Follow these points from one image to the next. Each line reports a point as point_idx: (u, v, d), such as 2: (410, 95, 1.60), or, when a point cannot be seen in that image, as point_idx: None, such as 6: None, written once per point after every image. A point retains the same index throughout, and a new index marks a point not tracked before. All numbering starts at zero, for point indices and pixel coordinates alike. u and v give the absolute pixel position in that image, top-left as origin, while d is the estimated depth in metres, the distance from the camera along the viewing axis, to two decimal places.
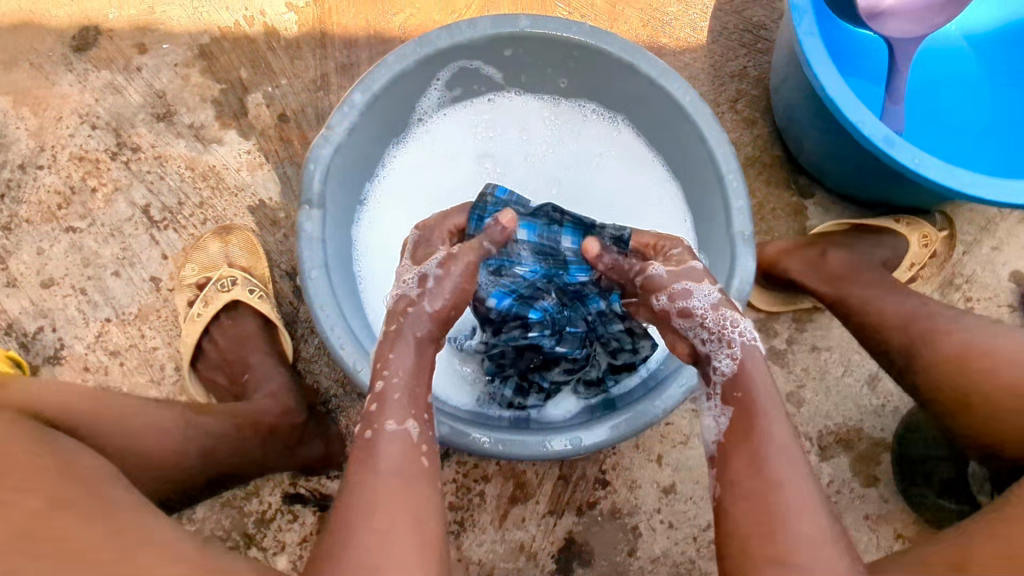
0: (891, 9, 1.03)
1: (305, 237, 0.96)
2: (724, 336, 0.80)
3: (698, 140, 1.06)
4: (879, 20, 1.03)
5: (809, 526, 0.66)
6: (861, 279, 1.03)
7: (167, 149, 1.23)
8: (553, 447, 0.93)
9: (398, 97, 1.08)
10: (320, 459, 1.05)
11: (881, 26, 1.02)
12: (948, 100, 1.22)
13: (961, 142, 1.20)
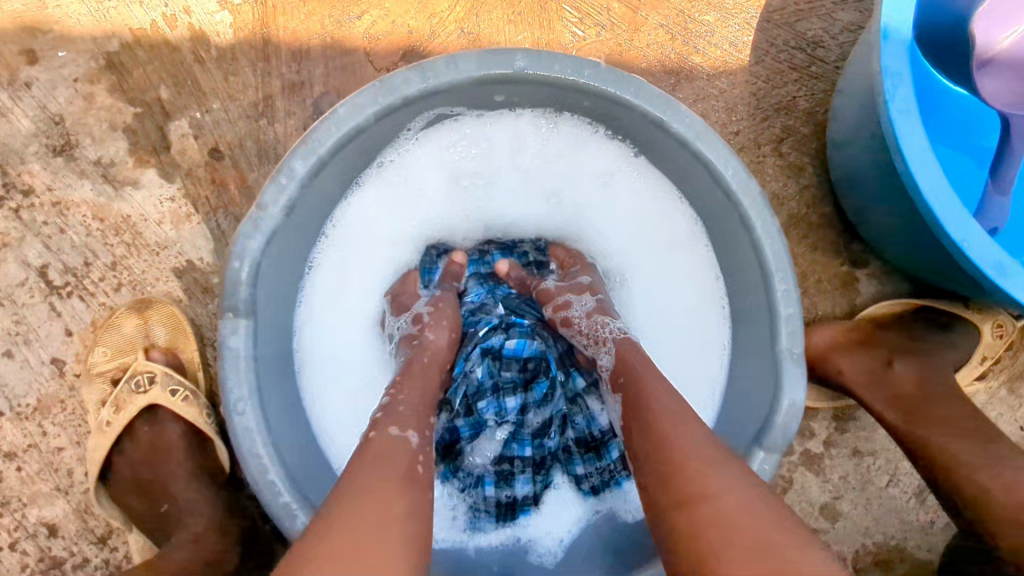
0: (1003, 54, 0.90)
1: (228, 356, 0.74)
2: (598, 335, 0.82)
3: (740, 223, 0.83)
4: (984, 66, 0.91)
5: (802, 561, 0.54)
6: (936, 414, 0.85)
7: (68, 193, 0.98)
8: None
9: (355, 153, 0.83)
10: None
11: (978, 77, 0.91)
12: None
13: None
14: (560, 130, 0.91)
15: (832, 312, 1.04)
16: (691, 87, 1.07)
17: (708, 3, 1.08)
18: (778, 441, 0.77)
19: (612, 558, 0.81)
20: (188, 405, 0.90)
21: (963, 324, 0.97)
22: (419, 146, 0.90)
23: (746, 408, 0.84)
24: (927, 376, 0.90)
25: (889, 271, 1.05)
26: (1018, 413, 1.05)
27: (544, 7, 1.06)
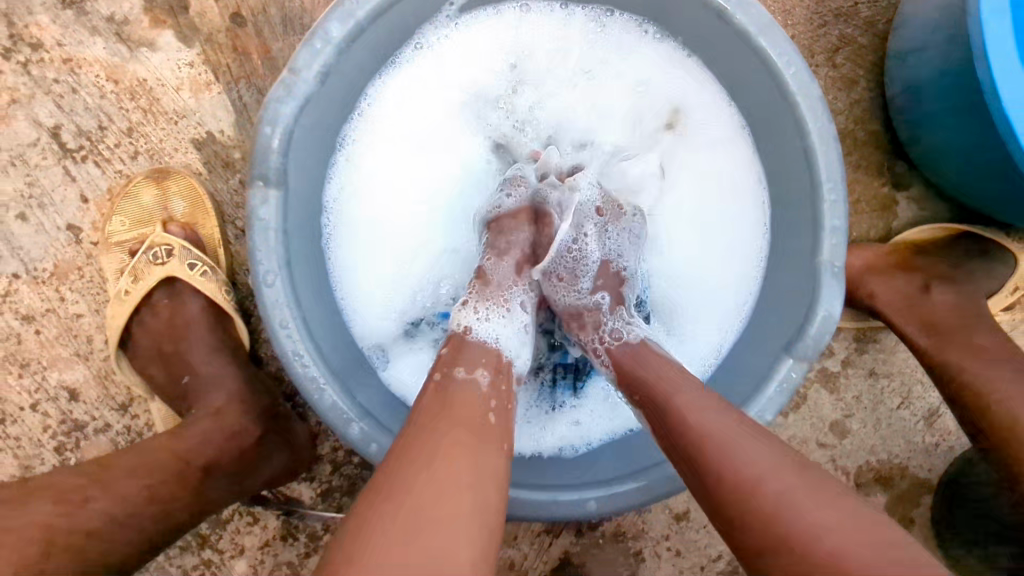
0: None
1: (259, 227, 0.72)
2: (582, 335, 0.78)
3: (792, 129, 0.80)
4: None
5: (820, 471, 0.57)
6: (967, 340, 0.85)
7: (79, 50, 0.92)
8: (592, 506, 0.75)
9: (395, 23, 0.78)
10: (279, 473, 0.89)
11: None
12: None
13: None
14: (607, 27, 0.90)
15: (867, 234, 1.02)
16: None
17: None
18: (810, 351, 0.77)
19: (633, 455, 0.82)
20: (205, 279, 0.90)
21: (1001, 252, 0.95)
22: (463, 31, 0.88)
23: (778, 320, 0.83)
24: (961, 303, 0.90)
25: (929, 195, 1.02)
26: None
27: None
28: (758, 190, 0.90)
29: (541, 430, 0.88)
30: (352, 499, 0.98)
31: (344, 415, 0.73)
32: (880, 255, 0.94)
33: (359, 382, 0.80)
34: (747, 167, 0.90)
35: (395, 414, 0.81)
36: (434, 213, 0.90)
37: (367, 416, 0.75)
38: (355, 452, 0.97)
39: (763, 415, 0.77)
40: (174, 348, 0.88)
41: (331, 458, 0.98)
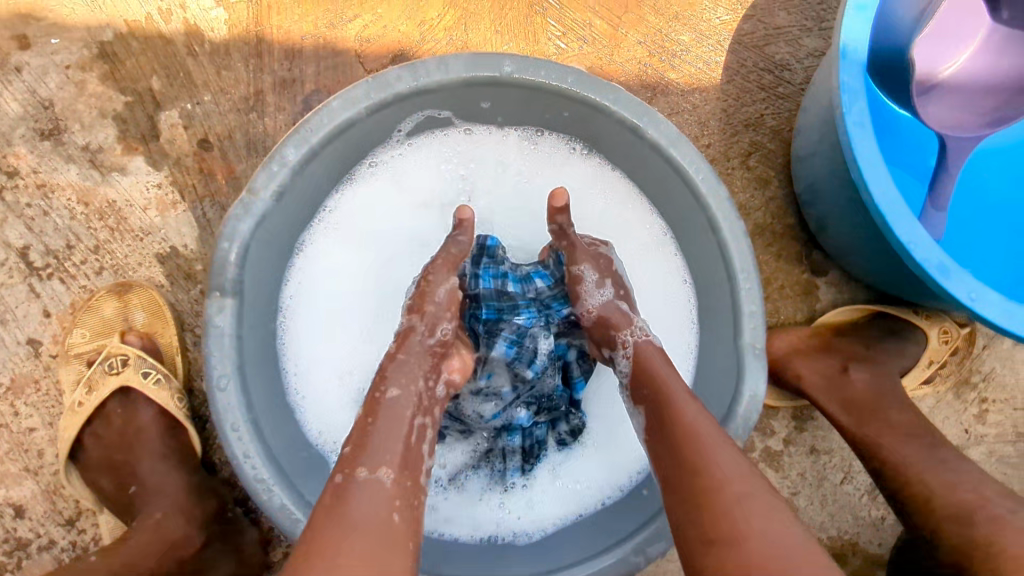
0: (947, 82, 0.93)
1: (214, 334, 0.76)
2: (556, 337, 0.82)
3: (708, 229, 0.89)
4: (929, 90, 0.93)
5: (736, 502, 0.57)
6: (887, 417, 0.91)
7: (54, 176, 0.99)
8: None
9: (345, 148, 0.86)
10: None
11: (925, 104, 0.92)
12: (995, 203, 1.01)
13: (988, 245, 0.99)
14: (541, 142, 0.98)
15: (793, 317, 1.11)
16: (666, 101, 1.14)
17: (684, 23, 1.16)
18: (739, 430, 0.83)
19: (579, 546, 0.84)
20: (157, 387, 0.91)
21: (913, 330, 1.04)
22: (411, 149, 0.96)
23: (710, 401, 0.90)
24: (878, 383, 0.96)
25: (845, 279, 1.12)
26: (963, 417, 1.12)
27: (529, 20, 1.12)
28: (685, 284, 0.97)
29: (499, 514, 0.90)
30: None
31: (294, 517, 0.75)
32: (802, 334, 1.02)
33: (313, 481, 0.83)
34: (675, 263, 0.98)
35: None
36: (384, 314, 0.95)
37: None
38: None
39: None
40: (125, 456, 0.89)
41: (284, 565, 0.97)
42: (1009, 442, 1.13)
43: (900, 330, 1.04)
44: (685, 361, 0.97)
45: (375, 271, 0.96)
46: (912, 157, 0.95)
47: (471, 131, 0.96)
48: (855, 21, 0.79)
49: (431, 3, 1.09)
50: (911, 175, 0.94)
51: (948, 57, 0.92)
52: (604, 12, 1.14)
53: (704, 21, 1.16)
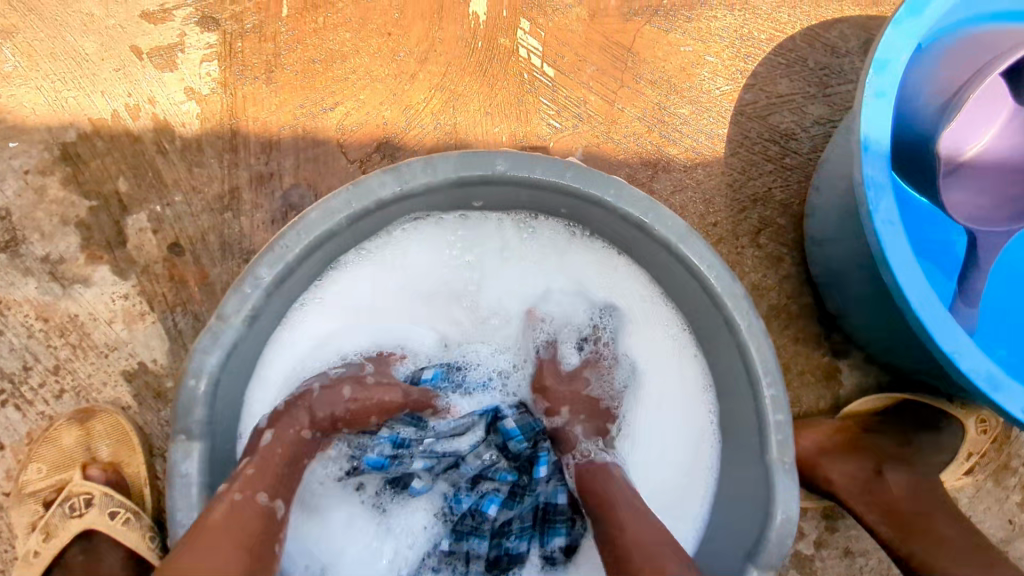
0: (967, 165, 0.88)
1: (180, 485, 0.68)
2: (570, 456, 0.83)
3: (724, 327, 0.82)
4: (954, 172, 0.88)
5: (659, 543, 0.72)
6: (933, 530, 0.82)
7: (10, 292, 0.91)
8: None
9: (325, 258, 0.79)
10: None
11: (950, 186, 0.86)
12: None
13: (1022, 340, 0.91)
14: (538, 226, 0.89)
15: (817, 405, 1.03)
16: (668, 178, 1.08)
17: (683, 96, 1.10)
18: (776, 558, 0.75)
19: None
20: (127, 530, 0.81)
21: (947, 420, 0.96)
22: (396, 242, 0.86)
23: (738, 517, 0.82)
24: (916, 485, 0.88)
25: (869, 361, 1.04)
26: (1006, 506, 1.04)
27: (520, 100, 1.06)
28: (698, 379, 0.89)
29: None
30: None
31: None
32: (827, 428, 0.94)
33: None
34: (688, 356, 0.89)
35: None
36: None
37: None
38: None
39: None
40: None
41: None
42: None
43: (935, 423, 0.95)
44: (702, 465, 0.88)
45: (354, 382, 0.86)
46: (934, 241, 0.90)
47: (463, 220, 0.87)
48: (875, 110, 0.73)
49: (416, 86, 1.03)
50: (936, 269, 0.88)
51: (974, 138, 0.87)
52: (599, 87, 1.08)
53: (704, 92, 1.11)
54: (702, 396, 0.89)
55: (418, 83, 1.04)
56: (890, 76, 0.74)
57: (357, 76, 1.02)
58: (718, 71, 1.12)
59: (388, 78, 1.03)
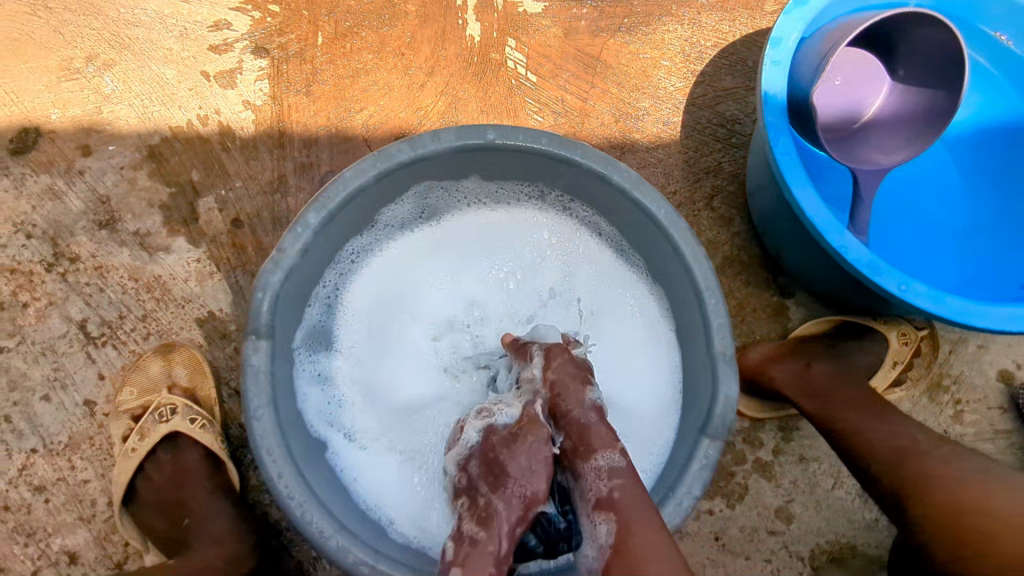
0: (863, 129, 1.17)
1: (250, 371, 0.88)
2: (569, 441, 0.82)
3: (675, 256, 0.99)
4: (852, 137, 1.17)
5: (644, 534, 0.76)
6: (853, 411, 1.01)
7: (108, 259, 1.15)
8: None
9: (356, 210, 1.00)
10: None
11: (846, 148, 1.15)
12: (928, 203, 1.21)
13: (930, 243, 1.19)
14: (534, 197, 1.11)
15: (768, 336, 1.22)
16: (634, 158, 1.31)
17: (643, 92, 1.34)
18: (719, 429, 0.92)
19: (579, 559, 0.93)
20: (204, 432, 1.05)
21: (874, 336, 1.16)
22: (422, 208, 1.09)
23: (693, 408, 0.99)
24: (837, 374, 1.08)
25: (811, 299, 1.24)
26: (941, 418, 1.20)
27: (510, 101, 1.31)
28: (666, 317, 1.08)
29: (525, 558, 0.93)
30: None
31: (321, 530, 0.84)
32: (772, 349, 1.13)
33: (335, 500, 0.91)
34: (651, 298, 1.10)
35: (364, 526, 0.91)
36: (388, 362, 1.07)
37: (342, 531, 0.85)
38: None
39: (691, 491, 0.90)
40: (179, 497, 1.02)
41: None
42: (988, 439, 1.20)
43: (862, 333, 1.17)
44: (667, 392, 1.05)
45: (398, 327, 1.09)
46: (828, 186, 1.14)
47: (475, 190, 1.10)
48: (773, 73, 0.98)
49: (425, 92, 1.29)
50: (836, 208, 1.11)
51: (863, 105, 1.17)
52: (574, 89, 1.33)
53: (661, 89, 1.34)
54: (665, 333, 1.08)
55: (427, 91, 1.29)
56: (784, 50, 0.99)
57: (378, 86, 1.28)
58: (672, 72, 1.35)
59: (403, 88, 1.29)
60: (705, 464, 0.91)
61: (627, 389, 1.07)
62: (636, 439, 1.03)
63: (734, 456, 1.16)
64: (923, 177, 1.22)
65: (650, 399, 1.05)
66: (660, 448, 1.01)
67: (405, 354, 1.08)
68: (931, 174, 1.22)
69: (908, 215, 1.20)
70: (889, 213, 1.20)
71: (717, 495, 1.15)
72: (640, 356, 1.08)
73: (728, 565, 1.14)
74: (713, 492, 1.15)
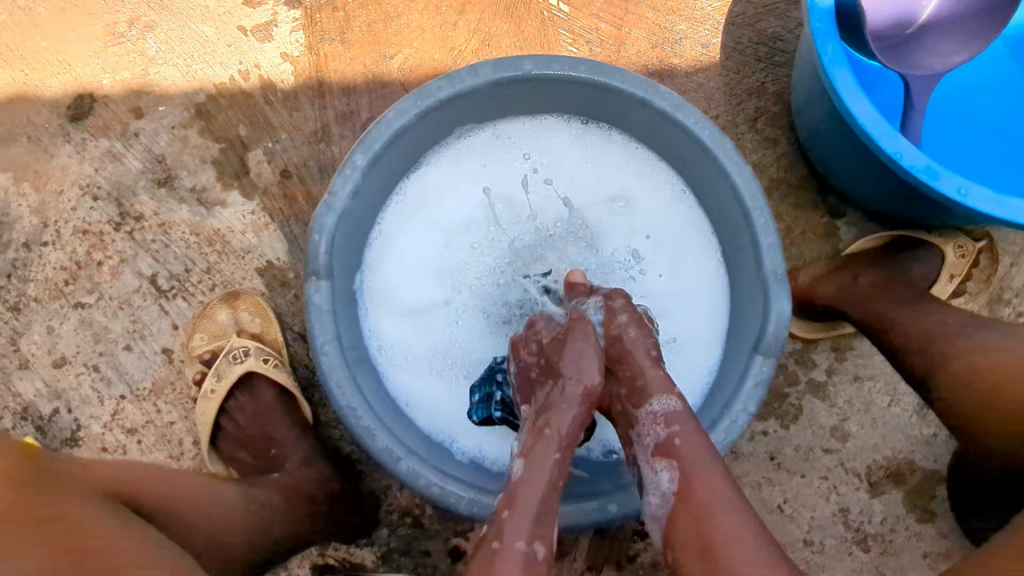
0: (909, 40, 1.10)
1: (314, 311, 0.92)
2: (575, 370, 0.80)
3: (721, 176, 0.98)
4: (898, 47, 1.10)
5: (724, 518, 0.68)
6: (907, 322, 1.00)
7: (170, 216, 1.20)
8: (588, 511, 0.87)
9: (401, 150, 1.01)
10: (353, 527, 1.09)
11: (895, 55, 1.09)
12: (987, 108, 1.16)
13: (995, 148, 1.14)
14: (573, 124, 1.10)
15: (818, 257, 1.21)
16: (673, 84, 1.27)
17: (679, 14, 1.29)
18: (773, 345, 0.92)
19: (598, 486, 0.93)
20: (277, 371, 1.12)
21: (929, 248, 1.14)
22: (462, 144, 1.09)
23: (745, 328, 0.99)
24: (888, 278, 1.09)
25: (863, 219, 1.22)
26: None
27: (542, 34, 1.28)
28: (713, 241, 1.07)
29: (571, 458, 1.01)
30: (409, 558, 1.13)
31: (394, 454, 0.89)
32: (822, 267, 1.14)
33: (405, 431, 0.96)
34: (697, 222, 1.08)
35: (434, 453, 0.96)
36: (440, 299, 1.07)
37: (414, 456, 0.90)
38: (408, 513, 1.14)
39: (746, 408, 0.91)
40: (259, 432, 1.10)
41: (388, 522, 1.14)
42: None
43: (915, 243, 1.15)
44: (716, 316, 1.06)
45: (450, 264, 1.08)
46: (880, 96, 1.11)
47: (511, 122, 1.09)
48: None
49: (458, 31, 1.27)
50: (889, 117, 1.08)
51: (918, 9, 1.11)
52: (608, 16, 1.29)
53: (697, 10, 1.29)
54: (713, 255, 1.07)
55: (459, 30, 1.27)
56: None
57: (411, 29, 1.27)
58: None
59: (435, 29, 1.27)
60: (760, 381, 0.92)
61: (677, 312, 1.07)
62: (683, 359, 1.05)
63: (786, 378, 1.17)
64: (979, 80, 1.17)
65: (698, 322, 1.06)
66: (711, 369, 1.04)
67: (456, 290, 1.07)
68: (989, 77, 1.17)
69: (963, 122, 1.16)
70: (944, 123, 1.16)
71: (771, 416, 1.16)
72: (692, 281, 1.08)
73: (785, 484, 1.16)
74: (766, 413, 1.16)
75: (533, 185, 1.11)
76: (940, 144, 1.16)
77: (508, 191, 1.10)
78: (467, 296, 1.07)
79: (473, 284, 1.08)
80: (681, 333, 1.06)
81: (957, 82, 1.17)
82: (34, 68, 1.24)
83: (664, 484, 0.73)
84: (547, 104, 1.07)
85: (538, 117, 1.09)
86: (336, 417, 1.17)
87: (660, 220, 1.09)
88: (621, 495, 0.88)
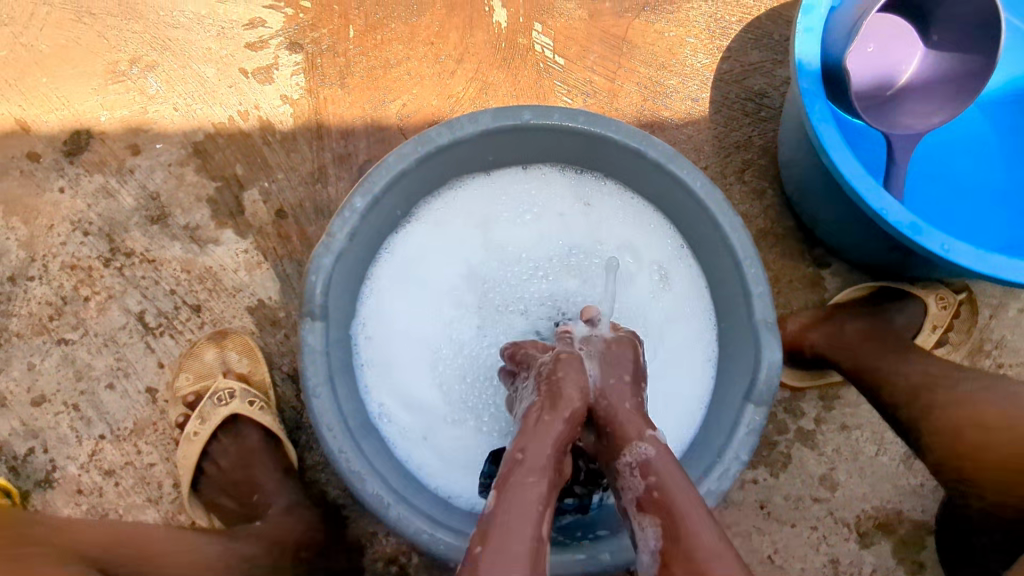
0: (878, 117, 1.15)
1: (307, 351, 0.91)
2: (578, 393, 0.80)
3: (712, 226, 1.00)
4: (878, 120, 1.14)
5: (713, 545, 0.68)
6: (893, 372, 1.03)
7: (161, 253, 1.20)
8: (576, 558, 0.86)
9: (399, 194, 1.02)
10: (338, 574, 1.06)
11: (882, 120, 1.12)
12: (963, 168, 1.21)
13: (973, 207, 1.19)
14: (565, 173, 1.13)
15: (804, 307, 1.24)
16: (664, 135, 1.31)
17: (670, 70, 1.34)
18: (764, 394, 0.93)
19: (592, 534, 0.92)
20: (264, 413, 1.10)
21: (912, 299, 1.17)
22: (457, 192, 1.11)
23: (736, 375, 1.00)
24: (874, 328, 1.11)
25: (848, 269, 1.25)
26: None
27: (538, 84, 1.32)
28: (705, 291, 1.09)
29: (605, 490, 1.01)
30: None
31: (383, 500, 0.87)
32: (811, 317, 1.16)
33: (397, 478, 0.94)
34: (686, 270, 1.10)
35: (425, 499, 0.95)
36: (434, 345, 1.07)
37: (403, 501, 0.88)
38: (393, 561, 1.11)
39: (738, 456, 0.91)
40: (244, 476, 1.08)
41: (372, 570, 1.11)
42: None
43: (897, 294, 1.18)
44: (706, 366, 1.07)
45: (445, 311, 1.09)
46: (864, 150, 1.16)
47: (505, 170, 1.12)
48: (805, 40, 1.00)
49: (456, 80, 1.31)
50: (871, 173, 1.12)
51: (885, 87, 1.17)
52: (602, 69, 1.33)
53: (687, 66, 1.34)
54: (702, 303, 1.09)
55: (457, 78, 1.31)
56: (815, 17, 1.02)
57: (410, 76, 1.30)
58: (698, 49, 1.34)
59: (433, 76, 1.30)
60: (751, 429, 0.93)
61: (669, 360, 1.08)
62: (672, 410, 1.06)
63: (776, 426, 1.17)
64: (955, 143, 1.23)
65: (687, 372, 1.07)
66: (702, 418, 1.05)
67: (450, 337, 1.08)
68: (965, 141, 1.22)
69: (941, 181, 1.22)
70: (923, 182, 1.22)
71: (761, 464, 1.16)
72: (682, 330, 1.09)
73: (775, 533, 1.15)
74: (756, 461, 1.16)
75: (527, 232, 1.12)
76: (923, 200, 1.21)
77: (502, 237, 1.11)
78: (459, 346, 1.07)
79: (468, 330, 1.08)
80: (672, 382, 1.07)
81: (934, 144, 1.23)
82: (32, 104, 1.24)
83: (579, 551, 0.68)
84: (542, 154, 1.10)
85: (531, 166, 1.12)
86: (323, 460, 1.15)
87: (652, 268, 1.11)
88: (615, 542, 0.87)
